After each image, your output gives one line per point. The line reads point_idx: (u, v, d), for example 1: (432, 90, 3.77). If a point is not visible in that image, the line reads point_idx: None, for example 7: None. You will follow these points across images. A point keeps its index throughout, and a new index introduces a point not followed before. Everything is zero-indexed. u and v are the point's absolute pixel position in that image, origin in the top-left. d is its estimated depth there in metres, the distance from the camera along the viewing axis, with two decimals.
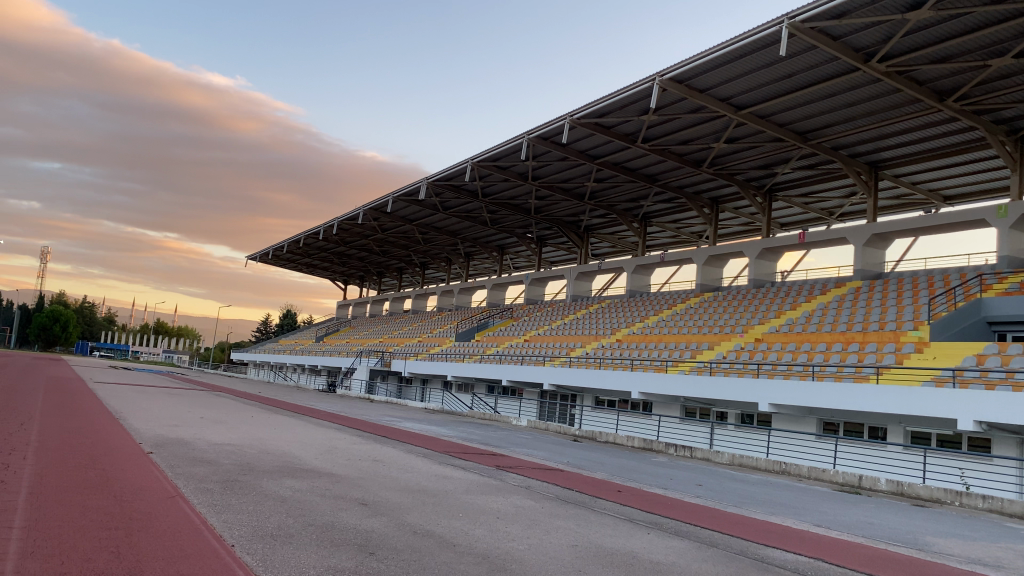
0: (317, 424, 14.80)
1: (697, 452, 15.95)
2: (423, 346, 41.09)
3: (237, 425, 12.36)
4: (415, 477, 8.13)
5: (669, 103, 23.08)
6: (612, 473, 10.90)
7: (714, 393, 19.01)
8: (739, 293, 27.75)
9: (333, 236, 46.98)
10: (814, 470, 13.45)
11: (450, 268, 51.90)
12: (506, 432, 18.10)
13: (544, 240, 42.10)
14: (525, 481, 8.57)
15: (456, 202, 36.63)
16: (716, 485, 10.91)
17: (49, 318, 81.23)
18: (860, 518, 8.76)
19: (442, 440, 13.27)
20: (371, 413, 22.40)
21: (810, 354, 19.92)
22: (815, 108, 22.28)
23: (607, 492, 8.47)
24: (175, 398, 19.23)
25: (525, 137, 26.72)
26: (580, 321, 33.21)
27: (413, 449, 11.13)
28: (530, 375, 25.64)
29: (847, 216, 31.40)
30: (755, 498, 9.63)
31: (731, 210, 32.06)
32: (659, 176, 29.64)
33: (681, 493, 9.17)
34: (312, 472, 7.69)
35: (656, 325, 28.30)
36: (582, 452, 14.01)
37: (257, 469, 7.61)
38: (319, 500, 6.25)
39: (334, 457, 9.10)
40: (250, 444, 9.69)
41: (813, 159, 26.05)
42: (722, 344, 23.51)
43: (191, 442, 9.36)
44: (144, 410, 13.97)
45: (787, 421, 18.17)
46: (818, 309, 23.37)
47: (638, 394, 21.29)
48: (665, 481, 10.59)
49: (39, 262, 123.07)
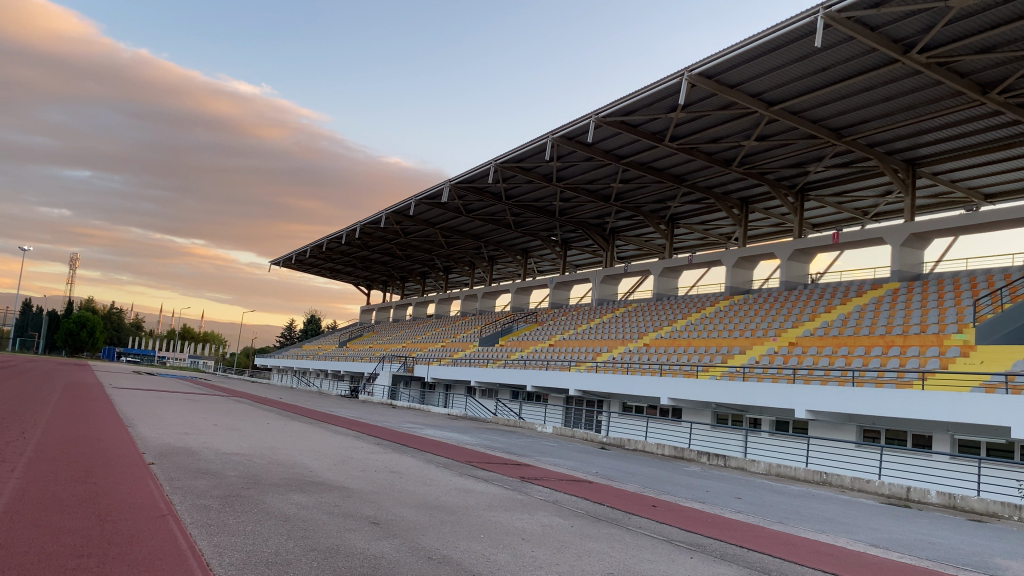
0: (335, 430, 14.27)
1: (732, 461, 15.24)
2: (446, 351, 40.60)
3: (251, 433, 11.88)
4: (433, 490, 7.54)
5: (697, 100, 22.39)
6: (644, 484, 10.22)
7: (748, 399, 18.26)
8: (771, 296, 26.92)
9: (355, 240, 46.71)
10: (858, 481, 12.68)
11: (473, 272, 51.45)
12: (531, 440, 17.48)
13: (568, 243, 41.47)
14: (552, 495, 7.94)
15: (479, 205, 36.11)
16: (757, 497, 10.20)
17: (76, 323, 82.17)
18: (920, 537, 8.01)
19: (465, 449, 12.67)
20: (393, 419, 21.89)
21: (848, 358, 19.08)
22: (851, 102, 21.46)
23: (641, 507, 7.82)
24: (193, 404, 18.88)
25: (549, 137, 26.14)
26: (606, 325, 32.51)
27: (433, 459, 10.55)
28: (555, 381, 25.01)
29: (882, 216, 30.44)
30: (801, 513, 8.91)
31: (762, 210, 31.22)
32: (687, 176, 28.92)
33: (721, 508, 8.48)
34: (323, 486, 7.13)
35: (685, 329, 27.53)
36: (610, 461, 13.36)
37: (263, 482, 7.05)
38: (325, 518, 5.67)
39: (349, 469, 8.55)
40: (261, 454, 9.16)
41: (847, 156, 25.18)
42: (755, 348, 22.72)
43: (197, 452, 8.85)
44: (157, 417, 13.56)
45: (825, 428, 17.39)
46: (855, 311, 22.49)
47: (668, 400, 20.58)
48: (702, 493, 9.89)
49: (69, 268, 124.90)
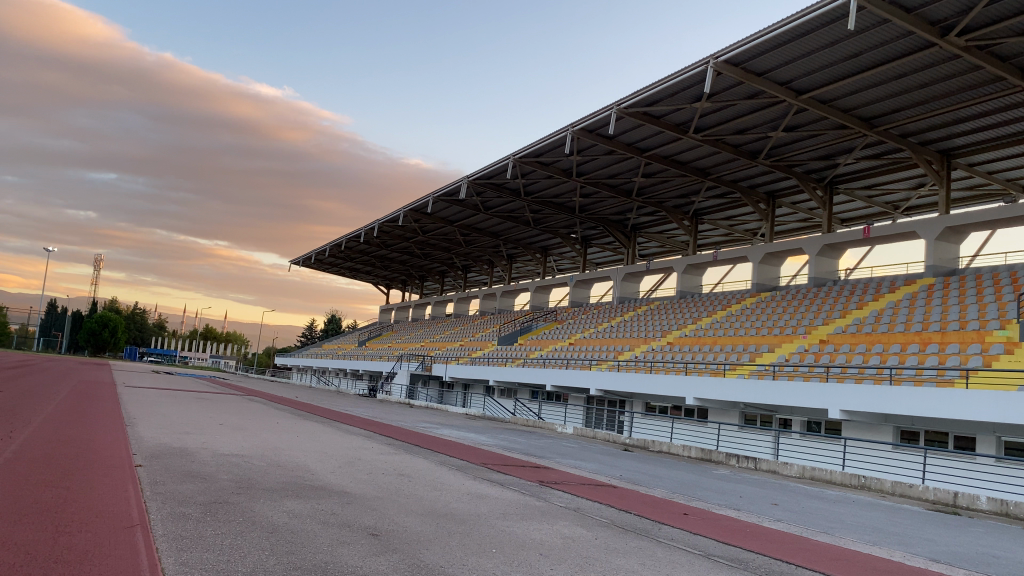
0: (346, 430, 13.67)
1: (763, 464, 14.46)
2: (465, 350, 40.02)
3: (257, 434, 11.30)
4: (443, 496, 6.87)
5: (723, 89, 21.60)
6: (673, 489, 9.48)
7: (779, 399, 17.46)
8: (799, 293, 26.02)
9: (373, 238, 46.28)
10: (900, 485, 11.86)
11: (493, 271, 50.84)
12: (551, 441, 16.79)
13: (589, 240, 40.73)
14: (573, 502, 7.24)
15: (498, 201, 35.49)
16: (794, 503, 9.43)
17: (98, 323, 82.42)
18: (984, 550, 7.22)
19: (481, 450, 12.01)
20: (409, 419, 21.26)
21: (882, 356, 18.23)
22: (884, 90, 20.58)
23: (672, 516, 7.11)
24: (205, 403, 18.37)
25: (569, 130, 25.45)
26: (628, 323, 31.74)
27: (446, 460, 9.90)
28: (576, 380, 24.32)
29: (914, 210, 29.46)
30: (846, 522, 8.15)
31: (788, 204, 30.32)
32: (711, 170, 28.11)
33: (759, 517, 7.76)
34: (322, 491, 6.49)
35: (710, 327, 26.73)
36: (634, 464, 12.66)
37: (257, 488, 6.42)
38: (319, 530, 5.02)
39: (354, 472, 7.91)
40: (262, 455, 8.54)
41: (879, 147, 24.26)
42: (784, 346, 21.86)
43: (192, 454, 8.25)
44: (161, 416, 13.02)
45: (860, 429, 16.57)
46: (888, 308, 21.57)
47: (693, 400, 19.83)
48: (736, 499, 9.14)
49: (94, 269, 126.02)
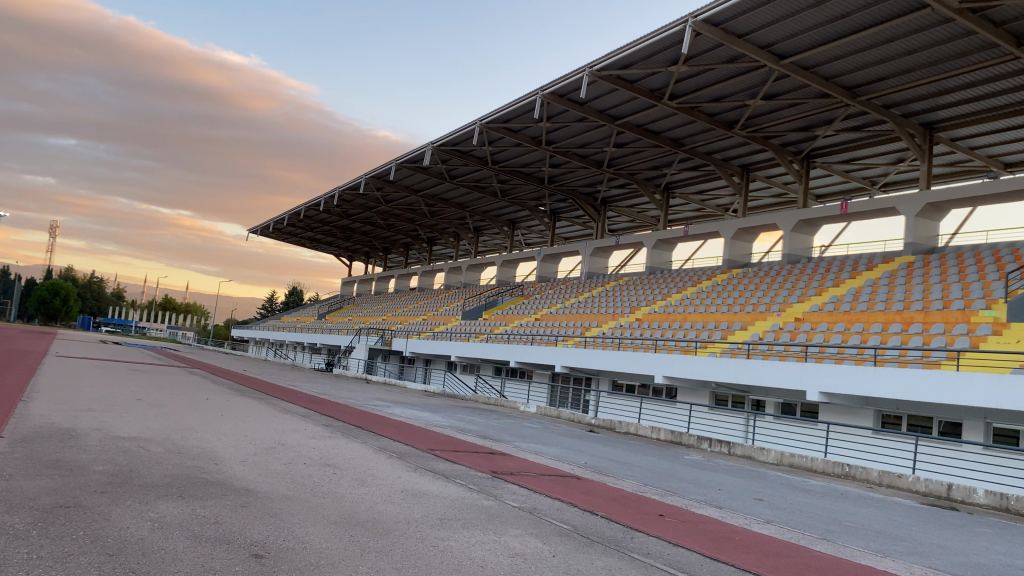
0: (284, 408, 12.33)
1: (738, 449, 13.44)
2: (427, 324, 38.74)
3: (177, 412, 9.92)
4: (368, 495, 5.59)
5: (702, 51, 20.39)
6: (644, 480, 8.33)
7: (753, 378, 16.46)
8: (772, 270, 25.07)
9: (334, 207, 44.57)
10: (888, 475, 10.88)
11: (458, 244, 49.43)
12: (511, 421, 15.58)
13: (557, 213, 39.52)
14: (528, 501, 6.02)
15: (465, 170, 34.01)
16: (780, 498, 8.33)
17: (48, 292, 78.91)
18: (1008, 561, 6.16)
19: (431, 433, 10.75)
20: (362, 396, 19.90)
21: (862, 336, 17.28)
22: (869, 56, 19.54)
23: (646, 519, 5.93)
24: (138, 375, 16.85)
25: (538, 94, 24.12)
26: (596, 299, 30.64)
27: (388, 446, 8.65)
28: (540, 356, 23.17)
29: (891, 186, 28.67)
30: (843, 523, 7.05)
31: (763, 178, 29.34)
32: (685, 140, 26.97)
33: (746, 518, 6.62)
34: (216, 490, 5.17)
35: (680, 304, 25.72)
36: (599, 449, 11.51)
37: (134, 484, 5.10)
38: (181, 549, 3.71)
39: (271, 462, 6.62)
40: (165, 440, 7.16)
41: (859, 119, 23.31)
42: (757, 324, 20.91)
43: (75, 437, 6.85)
44: (73, 389, 11.55)
45: (840, 413, 15.64)
46: (866, 286, 20.67)
47: (662, 378, 18.76)
48: (716, 494, 7.98)
49: (48, 235, 121.58)
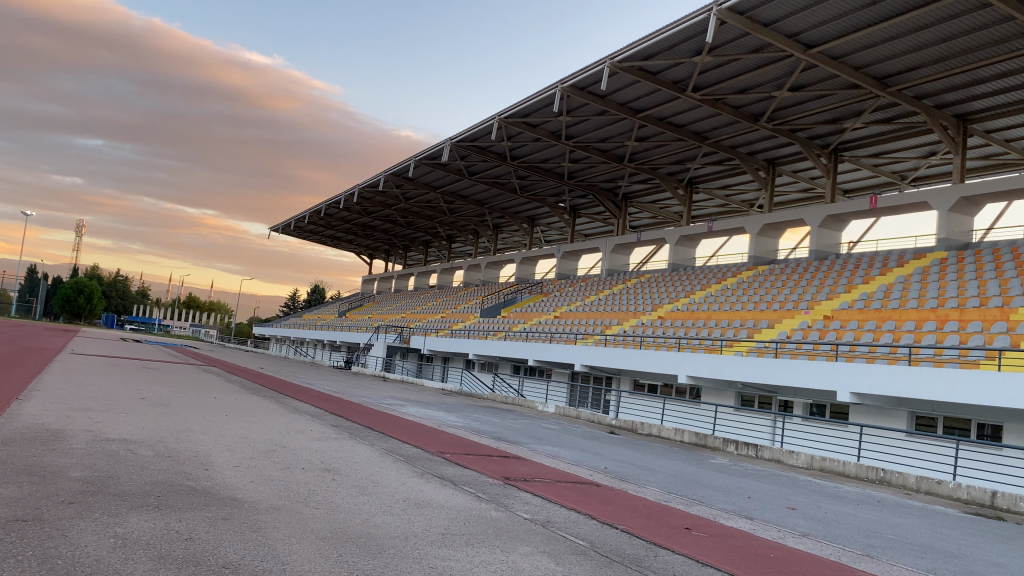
0: (293, 408, 11.93)
1: (766, 452, 12.85)
2: (446, 322, 38.35)
3: (179, 412, 9.54)
4: (366, 505, 5.12)
5: (727, 40, 19.76)
6: (667, 487, 7.81)
7: (782, 378, 15.85)
8: (799, 266, 24.37)
9: (354, 204, 44.31)
10: (926, 481, 10.27)
11: (478, 242, 49.00)
12: (528, 421, 15.11)
13: (578, 210, 38.96)
14: (541, 513, 5.52)
15: (484, 166, 33.56)
16: (814, 508, 7.75)
17: (73, 289, 79.33)
18: None
19: (443, 434, 10.28)
20: (376, 394, 19.51)
21: (895, 334, 16.60)
22: (902, 44, 18.82)
23: (670, 534, 5.41)
24: (149, 373, 16.54)
25: (557, 87, 23.58)
26: (617, 297, 30.06)
27: (396, 448, 8.22)
28: (560, 355, 22.67)
29: (922, 179, 27.84)
30: (885, 536, 6.48)
31: (789, 173, 28.62)
32: (709, 134, 26.31)
33: (780, 531, 6.08)
34: (198, 500, 4.73)
35: (704, 301, 25.08)
36: (619, 451, 10.99)
37: (110, 492, 4.68)
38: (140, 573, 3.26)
39: (268, 467, 6.19)
40: (158, 442, 6.75)
41: (890, 110, 22.55)
42: (784, 322, 20.25)
43: (60, 438, 6.46)
44: (76, 387, 11.20)
45: (872, 414, 14.99)
46: (897, 282, 19.95)
47: (686, 378, 18.18)
48: (744, 503, 7.43)
49: (75, 234, 122.70)
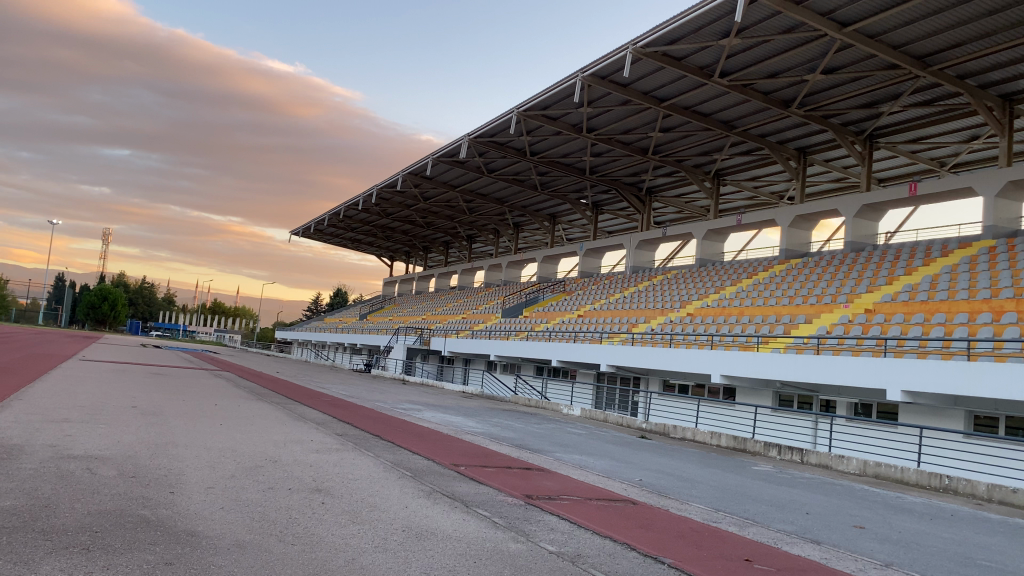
0: (299, 416, 11.05)
1: (812, 458, 11.78)
2: (467, 323, 37.45)
3: (169, 422, 8.67)
4: (354, 540, 4.18)
5: (756, 20, 18.63)
6: (713, 503, 6.82)
7: (825, 377, 14.72)
8: (835, 258, 23.15)
9: (372, 206, 43.60)
10: (998, 490, 9.16)
11: (498, 241, 48.07)
12: (553, 426, 14.14)
13: (600, 206, 37.93)
14: (569, 545, 4.54)
15: (503, 162, 32.61)
16: (886, 526, 6.71)
17: (97, 297, 79.40)
18: None
19: (458, 443, 9.33)
20: (392, 398, 18.61)
21: (946, 328, 15.42)
22: (945, 19, 17.60)
23: (729, 569, 4.42)
24: (155, 380, 15.75)
25: (578, 76, 22.56)
26: (643, 294, 28.97)
27: (405, 461, 7.30)
28: (585, 355, 21.67)
29: (963, 165, 26.54)
30: (979, 564, 5.45)
31: (821, 162, 27.43)
32: (737, 122, 25.17)
33: (856, 560, 5.06)
34: (145, 537, 3.82)
35: (736, 297, 23.94)
36: (653, 459, 9.99)
37: (36, 528, 3.78)
38: None
39: (250, 490, 5.27)
40: (124, 459, 5.87)
41: (930, 92, 21.31)
42: (824, 317, 19.11)
43: (12, 456, 5.60)
44: (62, 396, 10.38)
45: (926, 414, 13.82)
46: (944, 273, 18.72)
47: (720, 378, 17.10)
48: (804, 521, 6.42)
49: (101, 242, 123.50)
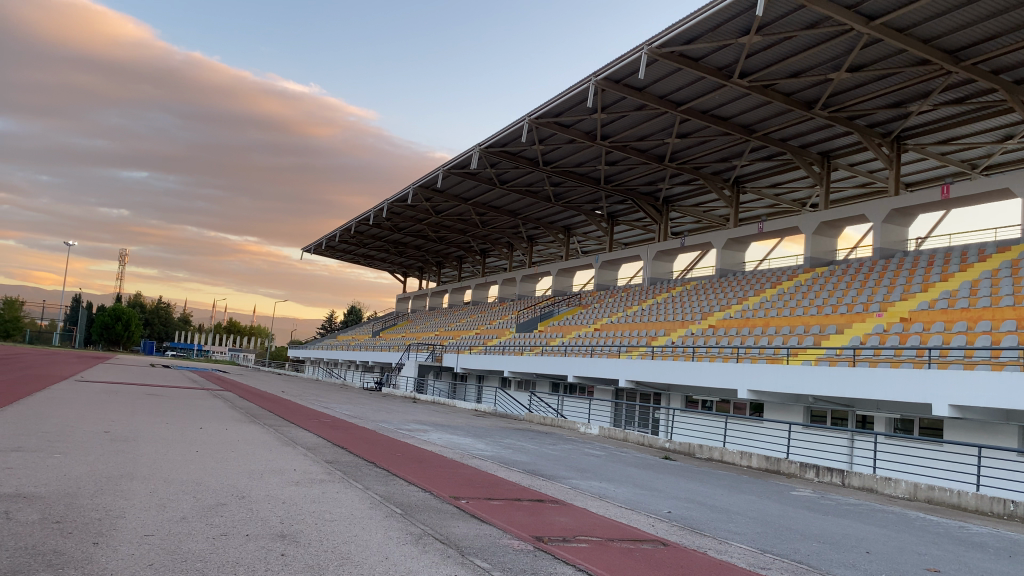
0: (293, 439, 10.12)
1: (855, 480, 10.70)
2: (480, 338, 36.50)
3: (138, 450, 7.74)
4: None
5: (778, 15, 17.66)
6: (757, 541, 5.82)
7: (864, 391, 13.61)
8: (864, 266, 22.01)
9: (383, 220, 42.86)
10: None
11: (512, 255, 47.17)
12: (569, 447, 13.14)
13: (616, 217, 36.99)
14: None
15: (515, 173, 31.75)
16: (964, 568, 5.68)
17: (111, 317, 78.99)
18: None
19: (463, 471, 8.35)
20: (398, 418, 17.66)
21: (993, 336, 14.30)
22: (978, 9, 16.55)
23: None
24: (147, 402, 14.90)
25: (590, 80, 21.65)
26: (662, 306, 27.93)
27: (398, 495, 6.34)
28: (603, 370, 20.64)
29: (995, 166, 25.44)
30: None
31: (846, 166, 26.37)
32: (757, 126, 24.19)
33: None
34: None
35: (759, 308, 22.86)
36: (679, 485, 8.99)
37: None
38: None
39: (197, 538, 4.30)
40: (58, 500, 4.94)
41: (962, 89, 20.25)
42: (856, 326, 18.02)
43: None
44: (32, 421, 9.47)
45: (976, 430, 12.65)
46: (984, 278, 17.57)
47: (748, 393, 16.01)
48: (868, 565, 5.40)
49: (119, 261, 123.93)
